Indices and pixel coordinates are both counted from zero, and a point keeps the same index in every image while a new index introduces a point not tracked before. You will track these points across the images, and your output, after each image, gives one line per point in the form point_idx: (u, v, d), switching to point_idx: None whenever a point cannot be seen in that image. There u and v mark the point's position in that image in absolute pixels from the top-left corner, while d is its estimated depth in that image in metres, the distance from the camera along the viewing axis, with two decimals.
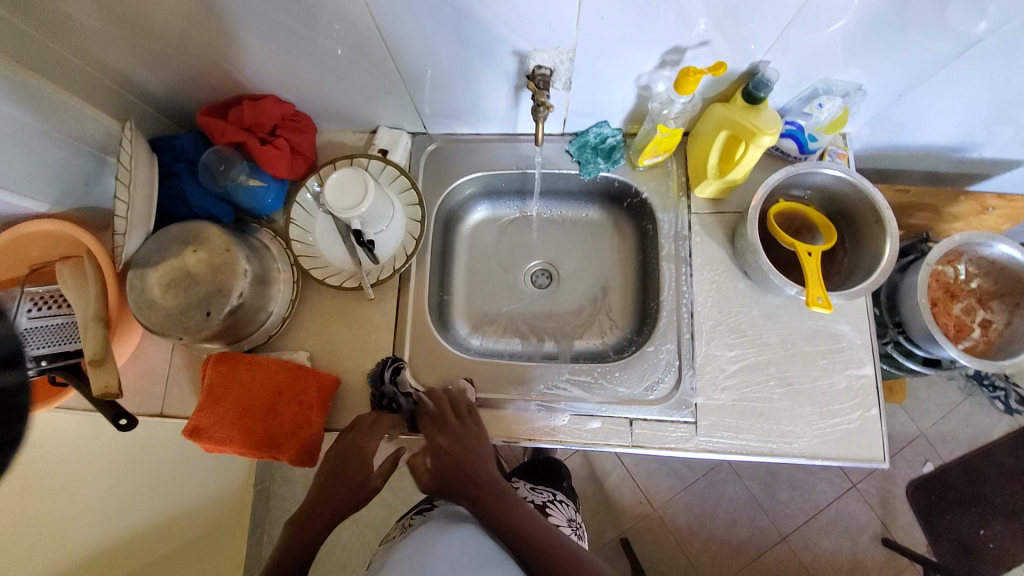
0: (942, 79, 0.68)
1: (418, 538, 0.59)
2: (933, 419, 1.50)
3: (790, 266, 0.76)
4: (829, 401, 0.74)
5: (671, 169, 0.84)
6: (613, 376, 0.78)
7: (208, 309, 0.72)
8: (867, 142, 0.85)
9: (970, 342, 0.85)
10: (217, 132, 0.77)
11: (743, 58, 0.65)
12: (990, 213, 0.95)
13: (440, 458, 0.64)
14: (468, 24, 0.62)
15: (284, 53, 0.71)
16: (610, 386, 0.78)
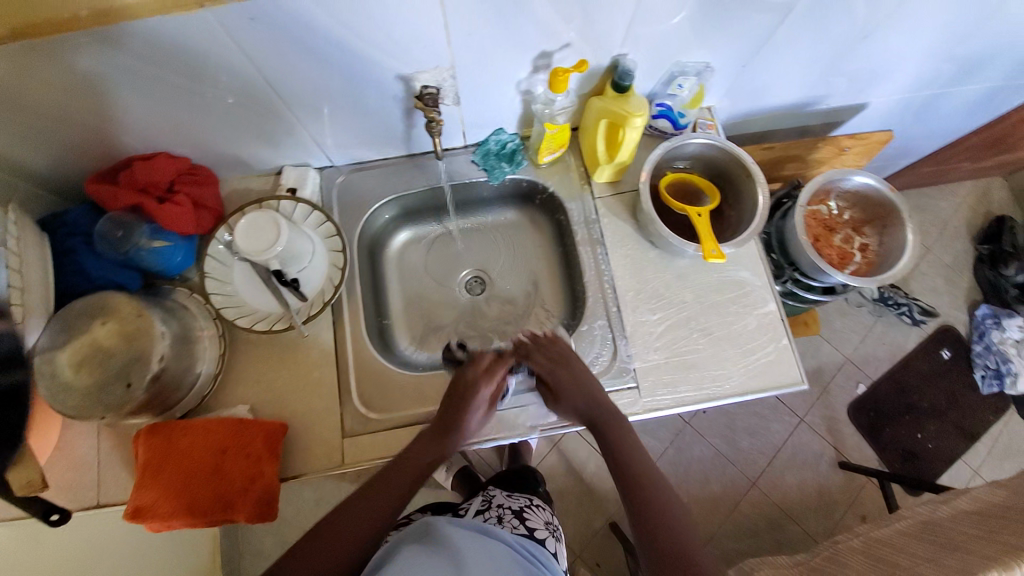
0: (772, 48, 0.79)
1: (427, 551, 0.60)
2: (854, 344, 1.67)
3: (687, 228, 0.84)
4: (746, 339, 0.81)
5: (569, 162, 0.91)
6: None
7: (128, 380, 0.69)
8: (730, 111, 0.96)
9: (854, 266, 0.96)
10: (108, 199, 0.75)
11: (603, 54, 0.72)
12: (847, 152, 1.06)
13: (585, 406, 0.72)
14: (347, 58, 0.66)
15: (170, 109, 0.71)
16: None
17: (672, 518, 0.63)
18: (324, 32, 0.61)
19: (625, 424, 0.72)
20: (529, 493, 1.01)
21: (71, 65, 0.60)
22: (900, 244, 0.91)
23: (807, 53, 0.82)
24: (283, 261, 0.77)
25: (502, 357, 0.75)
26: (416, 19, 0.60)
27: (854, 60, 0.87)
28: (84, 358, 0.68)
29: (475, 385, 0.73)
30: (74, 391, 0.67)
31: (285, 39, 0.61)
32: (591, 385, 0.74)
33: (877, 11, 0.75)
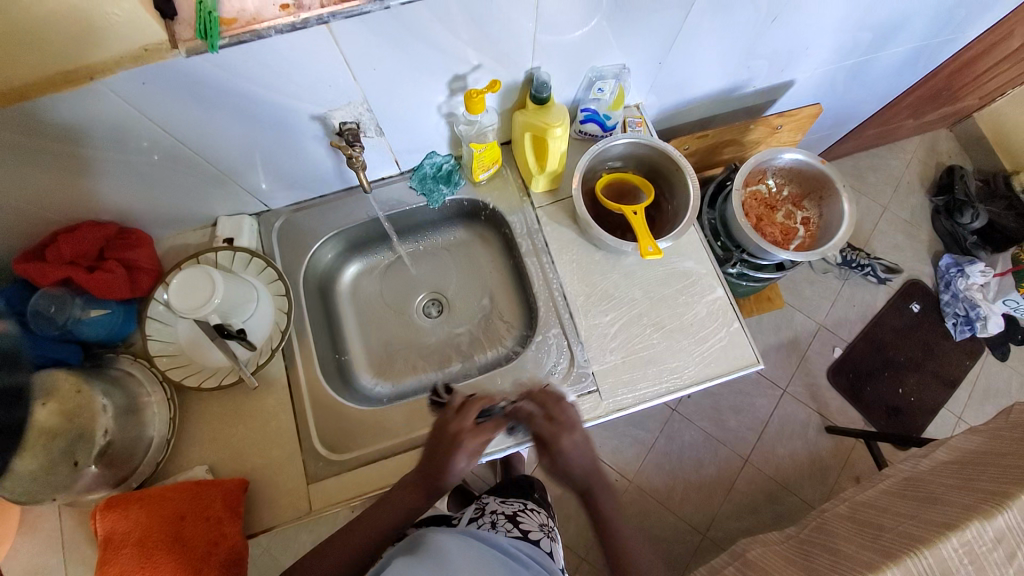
0: (684, 41, 0.80)
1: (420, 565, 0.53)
2: (826, 310, 1.70)
3: (626, 228, 0.85)
4: (698, 328, 0.82)
5: (506, 175, 0.91)
6: (513, 375, 0.82)
7: (75, 458, 0.67)
8: (660, 105, 0.97)
9: (799, 240, 0.98)
10: (38, 276, 0.72)
11: (516, 68, 0.73)
12: (780, 130, 1.06)
13: (585, 468, 0.68)
14: (255, 106, 0.65)
15: (86, 180, 0.69)
16: (514, 384, 0.81)
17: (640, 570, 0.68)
18: (226, 84, 0.60)
19: (611, 491, 0.70)
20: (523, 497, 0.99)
21: None
22: (838, 215, 0.93)
23: (721, 42, 0.84)
24: (224, 313, 0.75)
25: (474, 406, 0.69)
26: (318, 60, 0.59)
27: (771, 41, 0.89)
28: None
29: (456, 447, 0.66)
30: None
31: (188, 96, 0.60)
32: (583, 445, 0.68)
33: None
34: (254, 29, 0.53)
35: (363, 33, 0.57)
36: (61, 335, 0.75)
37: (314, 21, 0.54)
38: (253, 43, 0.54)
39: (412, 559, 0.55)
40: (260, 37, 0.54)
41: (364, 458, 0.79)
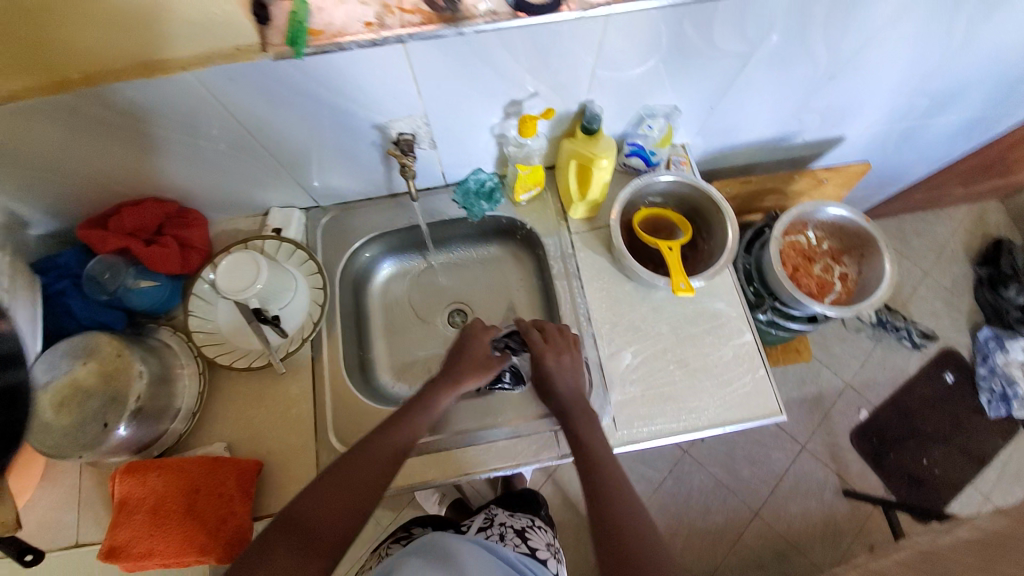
0: (739, 89, 0.81)
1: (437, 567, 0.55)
2: (854, 370, 1.65)
3: (659, 263, 0.85)
4: (723, 371, 0.80)
5: (547, 198, 0.93)
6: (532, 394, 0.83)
7: (105, 420, 0.71)
8: (707, 146, 0.98)
9: (834, 295, 0.95)
10: (99, 243, 0.78)
11: (571, 99, 0.75)
12: (826, 184, 1.07)
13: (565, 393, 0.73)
14: (324, 110, 0.69)
15: (162, 160, 0.74)
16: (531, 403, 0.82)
17: (634, 509, 0.62)
18: (303, 88, 0.64)
19: (596, 422, 0.71)
20: (530, 513, 0.98)
21: (62, 121, 0.63)
22: (877, 275, 0.91)
23: (775, 93, 0.85)
24: (263, 299, 0.79)
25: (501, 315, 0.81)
26: (390, 74, 0.63)
27: (825, 96, 0.89)
28: (66, 398, 0.71)
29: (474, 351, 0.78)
30: (54, 431, 0.70)
31: (268, 95, 0.64)
32: (571, 370, 0.75)
33: (839, 53, 0.78)
34: (338, 41, 0.57)
35: (435, 54, 0.61)
36: (110, 302, 0.80)
37: (392, 39, 0.57)
38: (335, 53, 0.58)
39: (428, 561, 0.57)
40: (342, 49, 0.58)
41: None
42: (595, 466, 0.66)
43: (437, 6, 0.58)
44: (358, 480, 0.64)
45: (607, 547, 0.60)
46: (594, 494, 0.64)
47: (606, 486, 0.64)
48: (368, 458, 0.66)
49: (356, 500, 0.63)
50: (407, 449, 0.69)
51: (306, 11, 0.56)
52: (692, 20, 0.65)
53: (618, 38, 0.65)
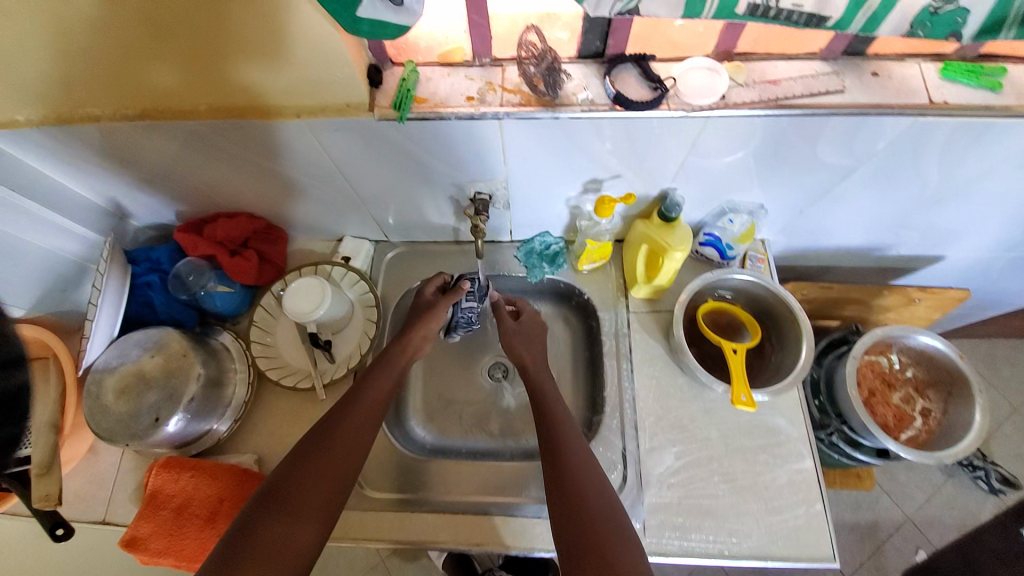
0: (832, 198, 0.77)
1: None
2: (917, 502, 1.46)
3: (719, 362, 0.81)
4: (773, 496, 0.73)
5: (610, 272, 0.91)
6: None
7: (156, 415, 0.76)
8: (788, 245, 0.93)
9: (912, 431, 0.86)
10: (191, 247, 0.85)
11: (653, 185, 0.74)
12: (917, 304, 0.98)
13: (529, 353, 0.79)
14: (413, 163, 0.72)
15: (259, 184, 0.80)
16: None
17: (603, 498, 0.61)
18: (398, 145, 0.67)
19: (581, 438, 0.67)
20: None
21: (182, 142, 0.70)
22: (965, 422, 0.81)
23: (871, 205, 0.80)
24: (321, 323, 0.83)
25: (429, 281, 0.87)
26: (480, 142, 0.66)
27: (927, 216, 0.83)
28: (128, 385, 0.77)
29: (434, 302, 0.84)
30: (110, 415, 0.75)
31: (366, 144, 0.68)
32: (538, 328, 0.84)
33: (952, 178, 0.72)
34: (439, 111, 0.60)
35: (527, 131, 0.63)
36: (187, 302, 0.87)
37: (489, 115, 0.60)
38: (434, 121, 0.61)
39: None
40: (441, 118, 0.60)
41: (391, 503, 0.78)
42: (562, 453, 0.65)
43: (537, 90, 0.60)
44: (341, 441, 0.66)
45: (570, 534, 0.58)
46: (561, 482, 0.62)
47: (572, 473, 0.63)
48: (351, 421, 0.68)
49: (343, 460, 0.65)
50: (379, 410, 0.72)
51: (416, 80, 0.61)
52: (794, 132, 0.63)
53: (714, 139, 0.64)
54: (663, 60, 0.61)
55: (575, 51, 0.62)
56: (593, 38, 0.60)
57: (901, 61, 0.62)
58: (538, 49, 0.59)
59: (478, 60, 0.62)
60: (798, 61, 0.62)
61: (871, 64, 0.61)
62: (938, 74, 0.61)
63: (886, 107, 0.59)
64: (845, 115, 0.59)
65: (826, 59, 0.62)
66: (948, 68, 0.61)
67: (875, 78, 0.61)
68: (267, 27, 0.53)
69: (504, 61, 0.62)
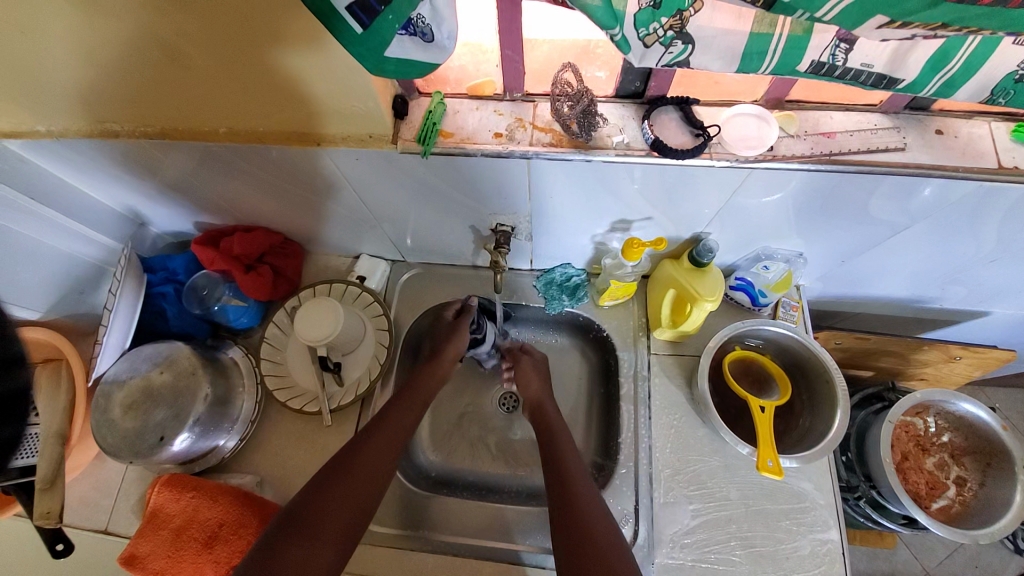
0: (877, 251, 0.72)
1: None
2: (939, 557, 1.24)
3: (742, 417, 0.77)
4: (793, 568, 0.69)
5: (632, 309, 0.88)
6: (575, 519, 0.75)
7: (162, 433, 0.75)
8: (823, 291, 0.88)
9: (945, 502, 0.82)
10: (207, 260, 0.84)
11: (685, 228, 0.71)
12: (959, 360, 0.91)
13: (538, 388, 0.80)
14: (435, 193, 0.69)
15: (278, 201, 0.79)
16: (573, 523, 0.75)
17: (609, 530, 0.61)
18: (419, 175, 0.65)
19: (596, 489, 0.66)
20: None
21: (200, 159, 0.69)
22: (1003, 500, 0.75)
23: (918, 260, 0.74)
24: (332, 346, 0.80)
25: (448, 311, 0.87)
26: (505, 177, 0.63)
27: (979, 274, 0.77)
28: (135, 401, 0.76)
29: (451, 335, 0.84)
30: (116, 430, 0.74)
31: (387, 172, 0.66)
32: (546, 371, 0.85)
33: (1013, 241, 0.66)
34: (465, 147, 0.58)
35: (556, 171, 0.60)
36: (199, 316, 0.87)
37: (518, 154, 0.57)
38: (459, 156, 0.59)
39: None
40: (466, 154, 0.58)
41: (393, 538, 0.76)
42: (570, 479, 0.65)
43: (569, 130, 0.57)
44: (361, 467, 0.65)
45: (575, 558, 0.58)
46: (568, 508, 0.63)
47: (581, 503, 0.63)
48: (373, 446, 0.67)
49: (365, 488, 0.64)
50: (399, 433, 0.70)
51: (442, 112, 0.59)
52: (843, 187, 0.58)
53: (755, 190, 0.60)
54: (707, 103, 0.57)
55: (613, 89, 0.58)
56: (632, 79, 0.56)
57: (970, 119, 0.57)
58: (573, 88, 0.55)
59: (508, 94, 0.59)
60: (855, 112, 0.57)
61: (936, 120, 0.57)
62: (1010, 134, 0.56)
63: (949, 170, 0.54)
64: (903, 175, 0.55)
65: (886, 112, 0.57)
66: (1021, 128, 0.56)
67: (939, 136, 0.56)
68: (293, 62, 0.52)
69: (536, 96, 0.59)
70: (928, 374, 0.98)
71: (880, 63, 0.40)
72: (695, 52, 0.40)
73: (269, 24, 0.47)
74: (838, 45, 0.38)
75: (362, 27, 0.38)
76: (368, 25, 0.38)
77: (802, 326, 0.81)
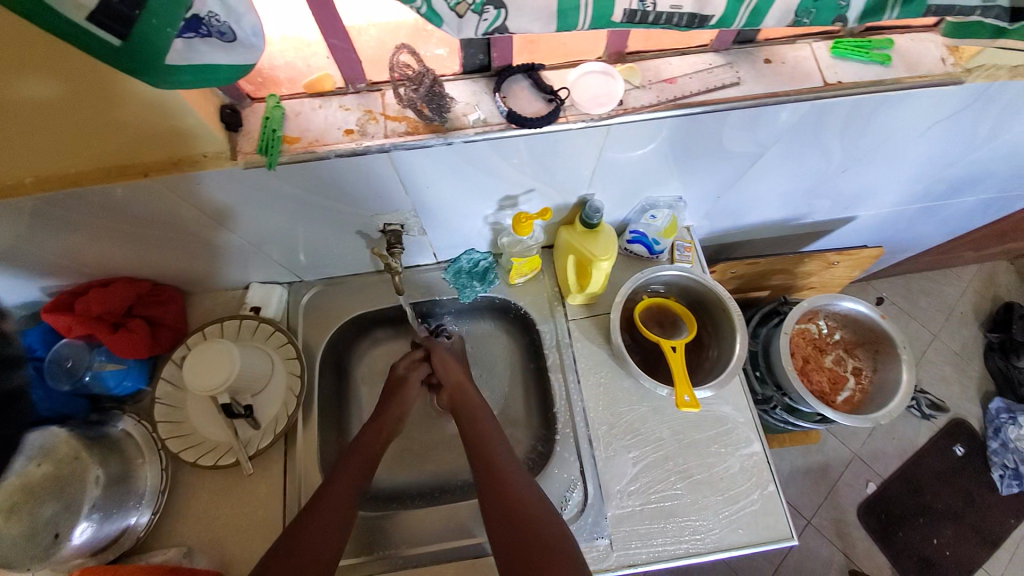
0: (746, 181, 0.78)
1: None
2: (862, 437, 1.41)
3: (660, 362, 0.81)
4: (729, 486, 0.75)
5: (543, 281, 0.88)
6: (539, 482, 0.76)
7: (56, 530, 0.65)
8: (713, 227, 0.93)
9: (848, 393, 0.92)
10: (63, 328, 0.74)
11: (570, 193, 0.71)
12: (837, 265, 1.01)
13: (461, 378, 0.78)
14: (306, 206, 0.65)
15: (131, 247, 0.70)
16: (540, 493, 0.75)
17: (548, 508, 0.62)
18: (281, 190, 0.60)
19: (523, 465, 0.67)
20: None
21: (17, 220, 0.59)
22: (893, 381, 0.86)
23: (785, 182, 0.80)
24: (234, 390, 0.74)
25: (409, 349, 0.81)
26: (373, 176, 0.59)
27: (836, 185, 0.85)
28: (18, 501, 0.64)
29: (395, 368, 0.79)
30: (2, 540, 0.64)
31: (245, 194, 0.60)
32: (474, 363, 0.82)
33: (856, 149, 0.74)
34: (316, 150, 0.54)
35: (423, 161, 0.58)
36: (72, 393, 0.76)
37: (375, 149, 0.54)
38: (313, 162, 0.55)
39: None
40: (320, 159, 0.54)
41: (351, 567, 0.73)
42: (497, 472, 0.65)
43: (422, 115, 0.54)
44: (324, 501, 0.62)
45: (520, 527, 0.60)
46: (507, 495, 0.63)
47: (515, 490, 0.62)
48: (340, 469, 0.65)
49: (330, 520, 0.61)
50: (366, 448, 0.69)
51: (281, 116, 0.54)
52: (697, 129, 0.61)
53: (621, 144, 0.62)
54: (554, 68, 0.58)
55: (459, 65, 0.57)
56: (475, 52, 0.55)
57: (792, 44, 0.62)
58: (414, 71, 0.53)
59: (351, 86, 0.55)
60: (691, 55, 0.60)
61: (763, 50, 0.61)
62: (830, 52, 0.61)
63: (781, 95, 0.59)
64: (744, 108, 0.58)
65: (717, 51, 0.61)
66: (839, 45, 0.61)
67: (768, 65, 0.60)
68: (95, 89, 0.45)
69: (381, 84, 0.56)
70: (816, 283, 1.08)
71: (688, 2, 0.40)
72: (511, 16, 0.38)
73: (46, 50, 0.41)
74: None
75: (121, 38, 0.33)
76: (128, 35, 0.33)
77: (698, 263, 0.85)
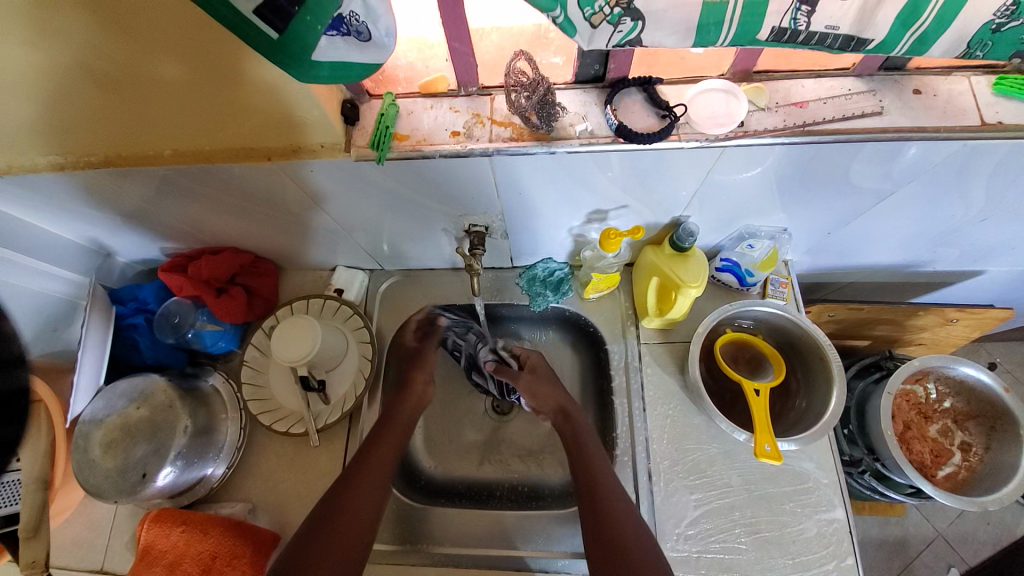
0: (864, 220, 0.70)
1: None
2: (949, 516, 1.23)
3: (736, 402, 0.75)
4: (800, 550, 0.68)
5: (619, 298, 0.85)
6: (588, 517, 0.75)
7: (144, 470, 0.71)
8: (812, 265, 0.86)
9: (951, 468, 0.81)
10: (176, 287, 0.81)
11: (664, 212, 0.68)
12: (955, 323, 0.89)
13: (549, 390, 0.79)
14: (401, 201, 0.67)
15: (241, 220, 0.76)
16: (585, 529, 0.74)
17: (644, 543, 0.60)
18: (382, 184, 0.63)
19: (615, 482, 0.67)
20: None
21: (154, 185, 0.66)
22: (1010, 465, 0.73)
23: (907, 226, 0.72)
24: (314, 365, 0.78)
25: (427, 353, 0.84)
26: (469, 178, 0.60)
27: (970, 235, 0.75)
28: (115, 438, 0.71)
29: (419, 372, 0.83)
30: (98, 471, 0.70)
31: (351, 184, 0.64)
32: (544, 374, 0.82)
33: (1003, 199, 0.64)
34: (422, 149, 0.55)
35: (522, 166, 0.57)
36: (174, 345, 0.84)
37: (478, 152, 0.55)
38: (417, 159, 0.56)
39: None
40: (424, 157, 0.56)
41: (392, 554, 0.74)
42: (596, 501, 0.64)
43: (529, 122, 0.54)
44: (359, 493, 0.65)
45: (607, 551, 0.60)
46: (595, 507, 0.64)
47: (606, 508, 0.63)
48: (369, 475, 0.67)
49: (359, 507, 0.64)
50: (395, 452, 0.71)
51: (395, 114, 0.56)
52: (820, 159, 0.56)
53: (730, 168, 0.58)
54: (671, 83, 0.55)
55: (572, 74, 0.56)
56: (591, 62, 0.54)
57: (948, 75, 0.55)
58: (528, 78, 0.53)
59: (463, 89, 0.56)
60: (828, 78, 0.55)
61: (913, 80, 0.55)
62: (990, 88, 0.54)
63: (929, 131, 0.52)
64: (882, 141, 0.52)
65: (860, 75, 0.55)
66: (1002, 81, 0.53)
67: (917, 96, 0.54)
68: (231, 71, 0.48)
69: (492, 89, 0.57)
70: (926, 337, 0.96)
71: (845, 24, 0.36)
72: (647, 28, 0.37)
73: (200, 36, 0.44)
74: (797, 9, 0.35)
75: (278, 32, 0.35)
76: (283, 29, 0.35)
77: (793, 302, 0.79)
